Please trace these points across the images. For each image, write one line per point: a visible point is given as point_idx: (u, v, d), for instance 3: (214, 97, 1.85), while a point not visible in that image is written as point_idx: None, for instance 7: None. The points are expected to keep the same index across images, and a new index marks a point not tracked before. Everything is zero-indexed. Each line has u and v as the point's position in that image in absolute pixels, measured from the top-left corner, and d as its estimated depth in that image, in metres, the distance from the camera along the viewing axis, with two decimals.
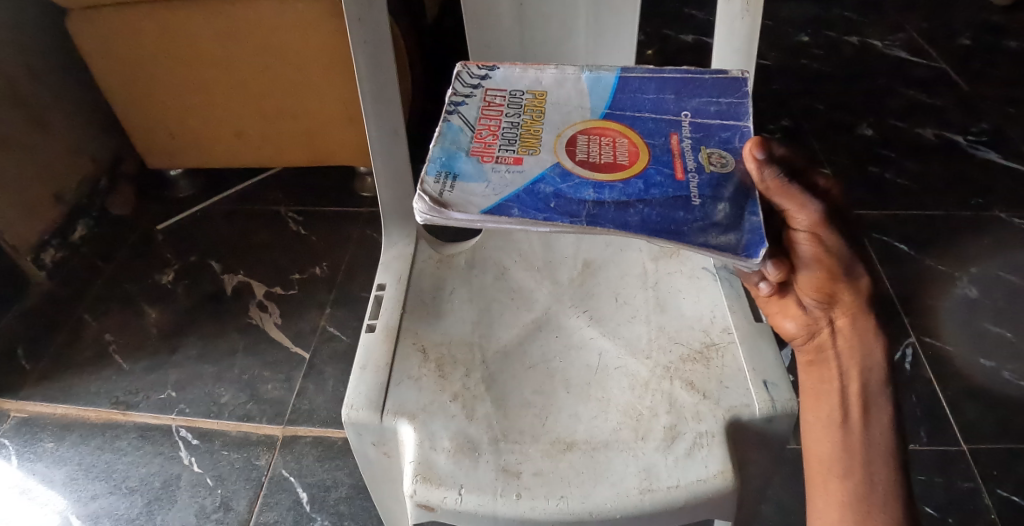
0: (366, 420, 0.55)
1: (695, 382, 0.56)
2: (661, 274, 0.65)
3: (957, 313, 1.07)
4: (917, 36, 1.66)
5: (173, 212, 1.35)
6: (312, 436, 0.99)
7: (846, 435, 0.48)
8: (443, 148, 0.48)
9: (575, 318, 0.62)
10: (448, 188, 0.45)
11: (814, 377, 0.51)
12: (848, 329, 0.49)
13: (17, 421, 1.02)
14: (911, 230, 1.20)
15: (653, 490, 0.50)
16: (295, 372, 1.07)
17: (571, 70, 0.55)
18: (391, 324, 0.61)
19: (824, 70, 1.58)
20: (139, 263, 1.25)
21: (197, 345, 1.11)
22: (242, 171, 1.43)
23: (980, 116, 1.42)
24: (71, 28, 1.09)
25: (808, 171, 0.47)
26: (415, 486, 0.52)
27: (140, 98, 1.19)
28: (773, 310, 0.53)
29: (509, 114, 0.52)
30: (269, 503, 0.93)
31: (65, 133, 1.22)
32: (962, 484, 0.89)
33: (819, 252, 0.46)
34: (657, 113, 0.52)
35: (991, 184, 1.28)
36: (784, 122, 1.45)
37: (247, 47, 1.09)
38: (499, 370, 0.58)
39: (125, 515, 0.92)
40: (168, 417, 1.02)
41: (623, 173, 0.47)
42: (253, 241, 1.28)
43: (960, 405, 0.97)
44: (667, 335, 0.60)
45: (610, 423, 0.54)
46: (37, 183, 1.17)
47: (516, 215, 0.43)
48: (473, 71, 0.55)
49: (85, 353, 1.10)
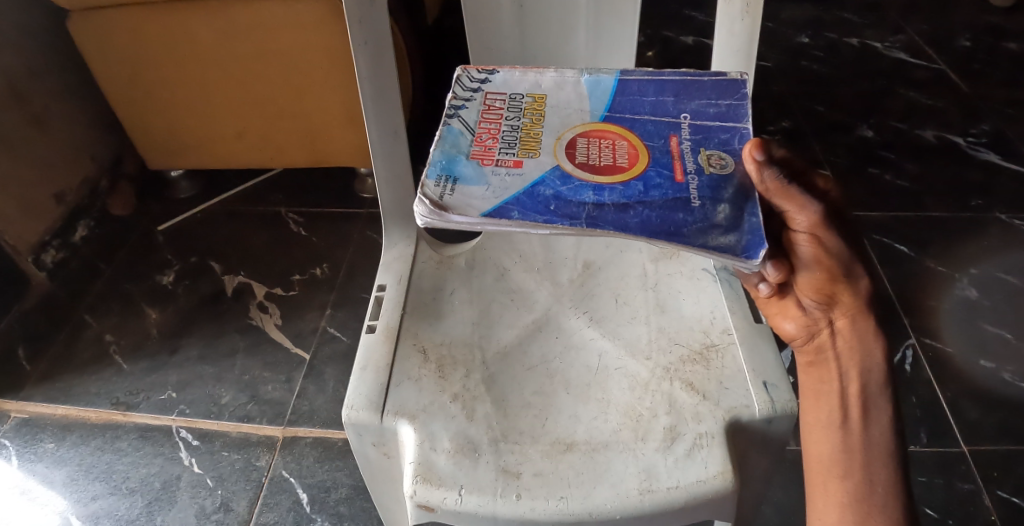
0: (366, 420, 0.56)
1: (695, 383, 0.56)
2: (661, 275, 0.65)
3: (957, 314, 1.08)
4: (917, 38, 1.66)
5: (173, 212, 1.35)
6: (313, 437, 0.99)
7: (846, 435, 0.48)
8: (444, 151, 0.49)
9: (575, 319, 0.62)
10: (448, 191, 0.45)
11: (814, 378, 0.51)
12: (848, 330, 0.49)
13: (17, 421, 1.02)
14: (910, 231, 1.20)
15: (653, 491, 0.51)
16: (295, 373, 1.07)
17: (570, 72, 0.55)
18: (391, 324, 0.61)
19: (824, 72, 1.58)
20: (140, 263, 1.26)
21: (197, 345, 1.12)
22: (243, 172, 1.43)
23: (980, 118, 1.43)
24: (72, 29, 1.09)
25: (807, 172, 0.47)
26: (415, 487, 0.52)
27: (141, 98, 1.19)
28: (773, 311, 0.53)
29: (509, 117, 0.52)
30: (269, 503, 0.93)
31: (65, 133, 1.22)
32: (962, 485, 0.89)
33: (819, 253, 0.46)
34: (657, 116, 0.52)
35: (991, 185, 1.28)
36: (784, 123, 1.45)
37: (247, 48, 1.09)
38: (499, 371, 0.59)
39: (125, 516, 0.92)
40: (168, 417, 1.02)
41: (623, 175, 0.47)
42: (253, 242, 1.28)
43: (960, 406, 0.97)
44: (667, 336, 0.60)
45: (610, 423, 0.54)
46: (37, 183, 1.17)
47: (516, 218, 0.43)
48: (473, 75, 0.55)
49: (86, 354, 1.10)
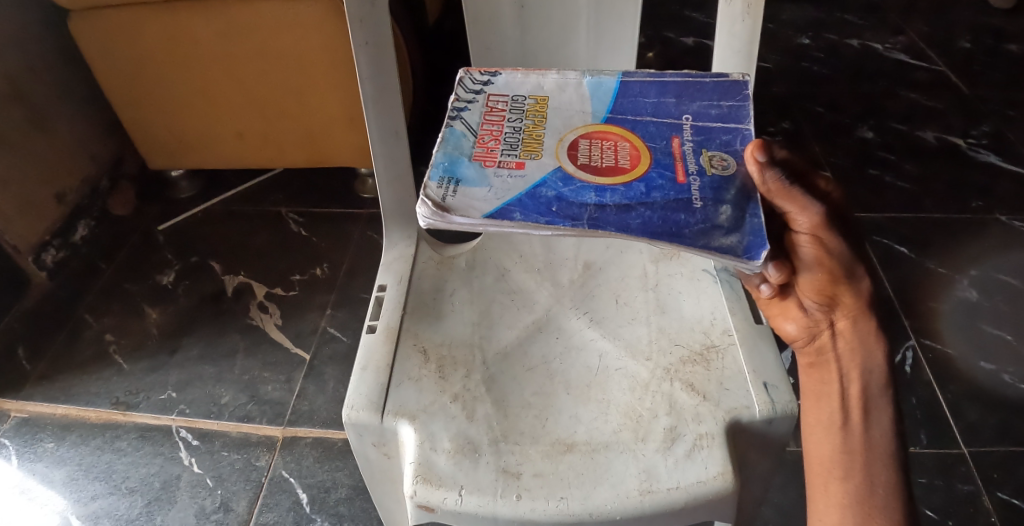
0: (366, 420, 0.56)
1: (696, 383, 0.56)
2: (661, 275, 0.65)
3: (956, 316, 1.08)
4: (917, 39, 1.66)
5: (174, 212, 1.35)
6: (313, 437, 0.99)
7: (847, 437, 0.48)
8: (446, 152, 0.49)
9: (575, 319, 0.62)
10: (450, 192, 0.45)
11: (814, 379, 0.51)
12: (849, 331, 0.49)
13: (17, 421, 1.02)
14: (910, 233, 1.20)
15: (653, 492, 0.50)
16: (296, 373, 1.07)
17: (572, 74, 0.56)
18: (391, 324, 0.61)
19: (825, 73, 1.58)
20: (140, 263, 1.25)
21: (197, 345, 1.12)
22: (243, 172, 1.43)
23: (981, 119, 1.43)
24: (72, 27, 1.09)
25: (809, 173, 0.47)
26: (416, 487, 0.52)
27: (141, 98, 1.19)
28: (774, 312, 0.53)
29: (511, 119, 0.52)
30: (269, 504, 0.93)
31: (65, 133, 1.22)
32: (962, 486, 0.89)
33: (820, 254, 0.46)
34: (658, 117, 0.52)
35: (991, 187, 1.28)
36: (784, 124, 1.45)
37: (247, 47, 1.09)
38: (499, 371, 0.59)
39: (124, 516, 0.92)
40: (168, 417, 1.02)
41: (625, 176, 0.47)
42: (253, 242, 1.28)
43: (960, 407, 0.97)
44: (668, 336, 0.60)
45: (610, 424, 0.54)
46: (37, 182, 1.17)
47: (518, 219, 0.43)
48: (476, 77, 0.55)
49: (85, 354, 1.10)
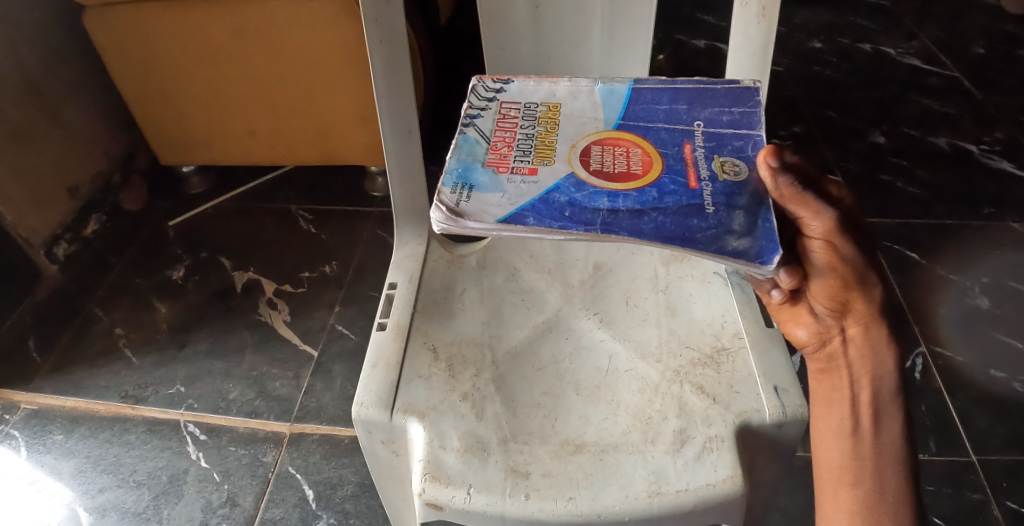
0: (376, 417, 0.56)
1: (706, 386, 0.56)
2: (672, 278, 0.65)
3: (964, 322, 1.07)
4: (930, 44, 1.66)
5: (184, 208, 1.36)
6: (319, 433, 0.99)
7: (857, 443, 0.48)
8: (460, 159, 0.49)
9: (586, 320, 0.62)
10: (464, 198, 0.45)
11: (825, 385, 0.51)
12: (861, 338, 0.49)
13: (26, 412, 1.03)
14: (922, 238, 1.20)
15: (661, 494, 0.50)
16: (304, 370, 1.07)
17: (584, 82, 0.56)
18: (401, 323, 0.61)
19: (836, 77, 1.57)
20: (150, 258, 1.26)
21: (206, 340, 1.12)
22: (255, 169, 1.44)
23: (995, 125, 1.42)
24: (86, 24, 1.10)
25: (820, 179, 0.47)
26: (424, 485, 0.52)
27: (152, 94, 1.19)
28: (785, 318, 0.53)
29: (524, 126, 0.52)
30: (275, 499, 0.93)
31: (79, 127, 1.24)
32: (972, 494, 0.88)
33: (833, 260, 0.45)
34: (671, 123, 0.52)
35: (1002, 193, 1.27)
36: (796, 128, 1.44)
37: (259, 44, 1.10)
38: (510, 371, 0.58)
39: (132, 509, 0.93)
40: (176, 412, 1.02)
41: (637, 182, 0.47)
42: (262, 239, 1.28)
43: (971, 414, 0.96)
44: (678, 339, 0.60)
45: (619, 425, 0.54)
46: (50, 175, 1.18)
47: (531, 224, 0.43)
48: (488, 85, 0.55)
49: (95, 346, 1.11)
